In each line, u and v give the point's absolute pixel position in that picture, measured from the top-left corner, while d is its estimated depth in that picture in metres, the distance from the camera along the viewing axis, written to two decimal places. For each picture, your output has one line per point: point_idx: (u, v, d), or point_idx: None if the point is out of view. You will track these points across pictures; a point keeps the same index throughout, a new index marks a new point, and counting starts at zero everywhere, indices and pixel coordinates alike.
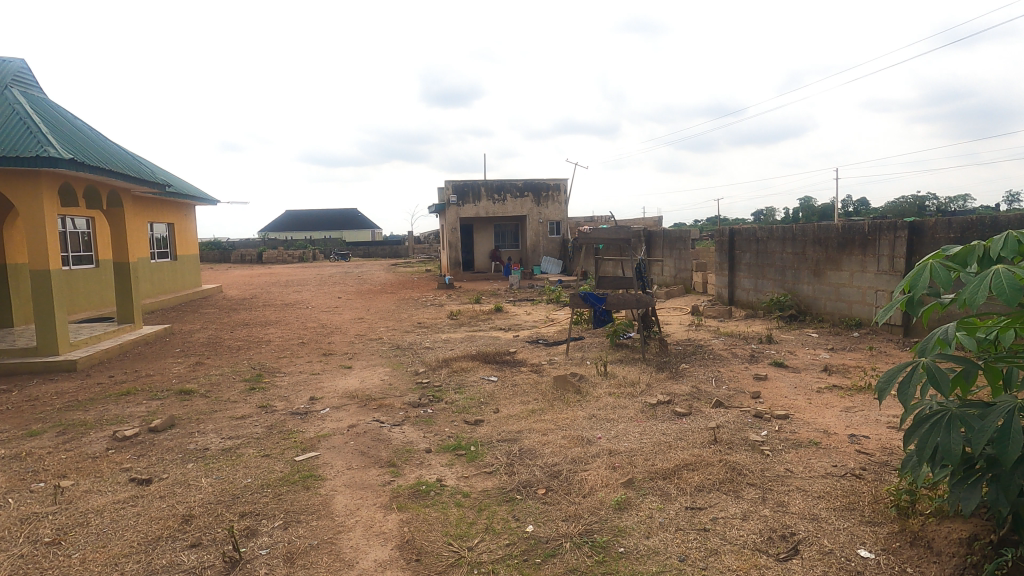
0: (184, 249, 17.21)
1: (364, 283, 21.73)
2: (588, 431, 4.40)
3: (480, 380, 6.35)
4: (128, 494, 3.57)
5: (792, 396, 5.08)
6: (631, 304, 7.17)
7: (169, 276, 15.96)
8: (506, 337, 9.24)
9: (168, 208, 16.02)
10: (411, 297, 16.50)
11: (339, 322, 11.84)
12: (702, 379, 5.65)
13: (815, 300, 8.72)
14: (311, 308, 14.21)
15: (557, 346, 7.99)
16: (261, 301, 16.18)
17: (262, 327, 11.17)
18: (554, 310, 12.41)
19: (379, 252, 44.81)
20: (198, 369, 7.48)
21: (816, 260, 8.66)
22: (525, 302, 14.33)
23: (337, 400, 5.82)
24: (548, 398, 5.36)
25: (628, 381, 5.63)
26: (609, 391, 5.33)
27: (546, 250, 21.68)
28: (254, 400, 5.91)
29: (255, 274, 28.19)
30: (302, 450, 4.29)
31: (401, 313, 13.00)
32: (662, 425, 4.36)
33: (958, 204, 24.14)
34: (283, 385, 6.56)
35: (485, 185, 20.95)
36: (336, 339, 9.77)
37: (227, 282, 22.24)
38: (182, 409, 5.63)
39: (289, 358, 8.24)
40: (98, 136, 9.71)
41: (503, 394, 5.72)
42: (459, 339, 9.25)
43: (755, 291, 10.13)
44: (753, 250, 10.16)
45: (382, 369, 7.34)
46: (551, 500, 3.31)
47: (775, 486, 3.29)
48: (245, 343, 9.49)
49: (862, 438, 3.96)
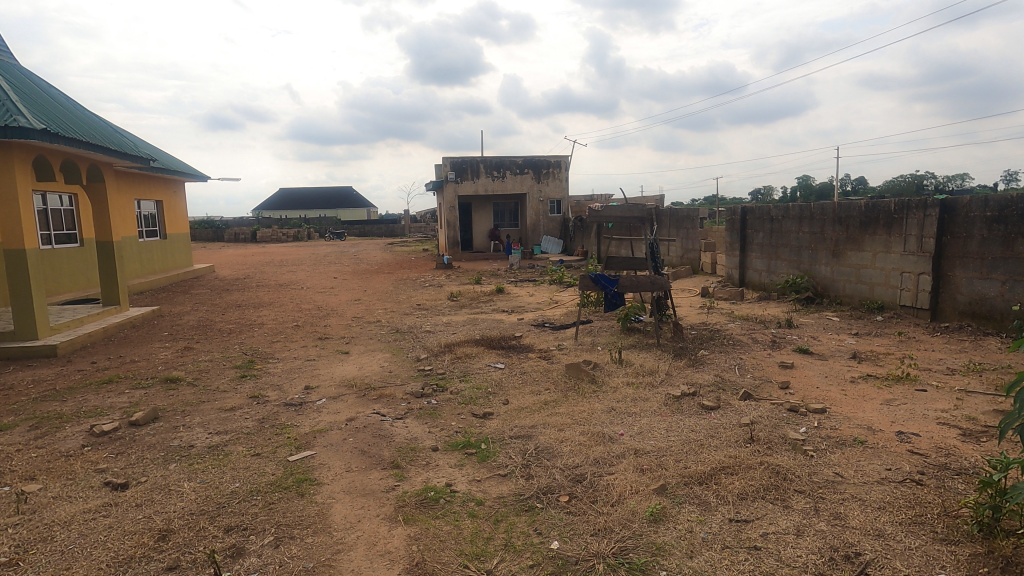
0: (174, 227, 16.67)
1: (360, 263, 21.25)
2: (608, 427, 4.04)
3: (487, 367, 5.97)
4: (100, 502, 3.19)
5: (824, 387, 4.72)
6: (646, 287, 6.75)
7: (158, 256, 15.46)
8: (510, 320, 8.84)
9: (155, 185, 15.44)
10: (409, 277, 16.07)
11: (336, 303, 11.44)
12: (724, 368, 5.29)
13: (833, 282, 8.35)
14: (306, 289, 13.76)
15: (565, 330, 7.61)
16: (254, 281, 15.72)
17: (255, 308, 10.76)
18: (558, 291, 12.03)
19: (375, 232, 44.13)
20: (186, 355, 7.07)
21: (836, 241, 8.27)
22: (527, 283, 13.92)
23: (334, 390, 5.44)
24: (561, 388, 5.00)
25: (645, 370, 5.27)
26: (627, 381, 4.97)
27: (546, 230, 21.20)
28: (246, 389, 5.53)
29: (249, 253, 27.70)
30: (297, 448, 3.91)
31: (400, 295, 12.57)
32: (690, 420, 4.00)
33: (962, 182, 23.82)
34: (277, 373, 6.16)
35: (484, 162, 20.35)
36: (333, 321, 9.37)
37: (220, 261, 21.73)
38: (168, 399, 5.25)
39: (283, 342, 7.84)
40: (75, 107, 9.13)
41: (511, 383, 5.34)
42: (461, 322, 8.86)
43: (767, 272, 9.76)
44: (766, 230, 9.75)
45: (382, 355, 6.96)
46: (576, 510, 2.95)
47: (827, 495, 2.94)
48: (238, 326, 9.07)
49: (912, 436, 3.61)
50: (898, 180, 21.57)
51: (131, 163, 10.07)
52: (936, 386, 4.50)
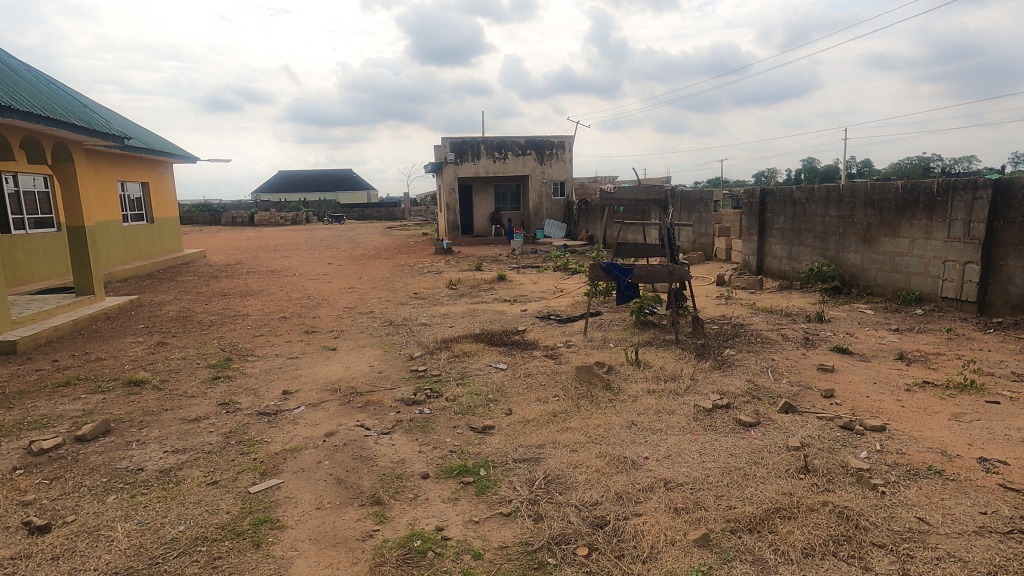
0: (162, 211, 16.01)
1: (357, 248, 20.57)
2: (630, 449, 3.44)
3: (487, 368, 5.36)
4: (10, 552, 2.59)
5: (875, 396, 4.10)
6: (664, 278, 6.08)
7: (143, 240, 14.79)
8: (513, 311, 8.21)
9: (139, 166, 14.72)
10: (407, 263, 15.43)
11: (328, 292, 10.80)
12: (756, 372, 4.66)
13: (863, 270, 7.69)
14: (298, 276, 13.12)
15: (573, 324, 6.97)
16: (246, 267, 15.09)
17: (242, 297, 10.13)
18: (563, 279, 11.37)
19: (374, 215, 43.34)
20: (159, 352, 6.46)
21: (868, 226, 7.59)
22: (530, 269, 13.26)
23: (315, 395, 4.83)
24: (571, 396, 4.38)
25: (666, 374, 4.64)
26: (648, 388, 4.35)
27: (549, 213, 20.46)
28: (216, 394, 4.92)
29: (244, 237, 26.99)
30: (262, 474, 3.30)
31: (396, 282, 11.94)
32: (728, 441, 3.38)
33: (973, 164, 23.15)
34: (254, 374, 5.55)
35: (485, 142, 19.55)
36: (323, 313, 8.75)
37: (212, 246, 21.02)
38: (126, 406, 4.64)
39: (267, 336, 7.23)
40: (39, 81, 8.42)
41: (515, 389, 4.72)
42: (460, 314, 8.22)
43: (788, 260, 9.10)
44: (788, 213, 9.08)
45: (372, 352, 6.34)
46: (598, 570, 2.34)
47: (915, 551, 2.33)
48: (221, 317, 8.46)
49: (999, 465, 2.99)
50: (907, 162, 20.96)
51: (104, 142, 9.37)
52: (1009, 397, 3.87)
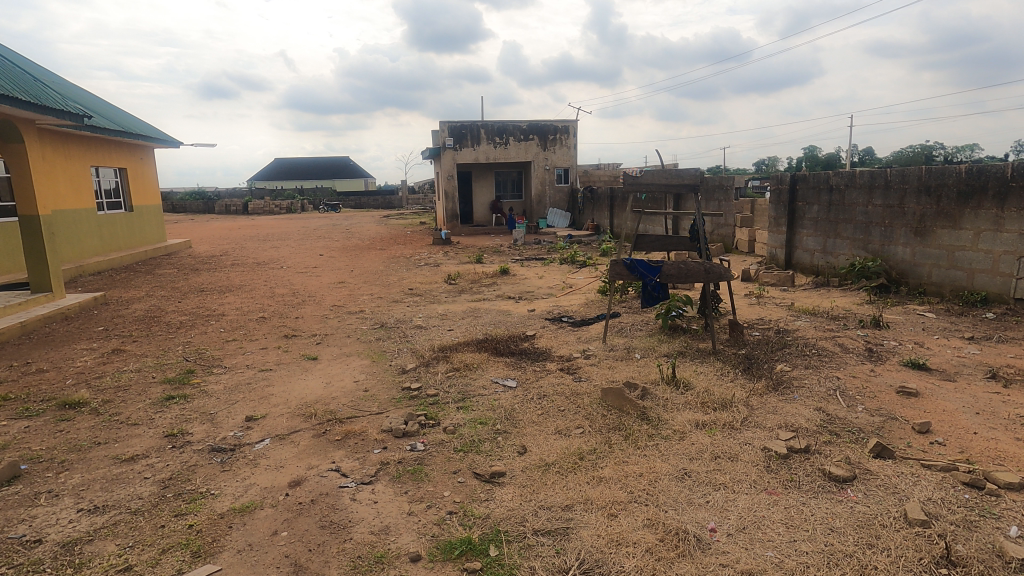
0: (142, 199, 15.06)
1: (351, 238, 19.60)
2: (689, 515, 2.58)
3: (493, 387, 4.50)
4: None
5: (985, 433, 3.26)
6: (699, 278, 5.19)
7: (120, 230, 13.84)
8: (519, 311, 7.33)
9: (115, 151, 13.75)
10: (402, 254, 14.53)
11: (316, 287, 9.90)
12: (823, 398, 3.81)
13: (914, 266, 6.84)
14: (285, 269, 12.21)
15: (590, 328, 6.10)
16: (231, 259, 14.19)
17: (220, 294, 9.23)
18: (570, 273, 10.49)
19: (371, 203, 42.24)
20: (112, 361, 5.59)
21: (921, 215, 6.74)
22: (535, 262, 12.36)
23: (285, 424, 3.96)
24: (600, 430, 3.53)
25: (714, 399, 3.78)
26: (695, 419, 3.49)
27: (553, 202, 19.54)
28: (165, 421, 4.04)
29: (233, 226, 26.00)
30: (194, 557, 2.45)
31: (391, 276, 11.06)
32: (821, 508, 2.52)
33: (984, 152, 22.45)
34: (216, 391, 4.68)
35: (485, 126, 18.55)
36: (308, 312, 7.86)
37: (198, 236, 20.02)
38: (51, 439, 3.77)
39: (240, 342, 6.35)
40: None
41: (528, 416, 3.86)
42: (461, 315, 7.35)
43: (823, 253, 8.24)
44: (824, 202, 8.19)
45: (359, 362, 5.47)
46: None
47: None
48: (192, 317, 7.58)
49: None
50: (918, 150, 20.22)
51: (62, 122, 8.42)
52: None
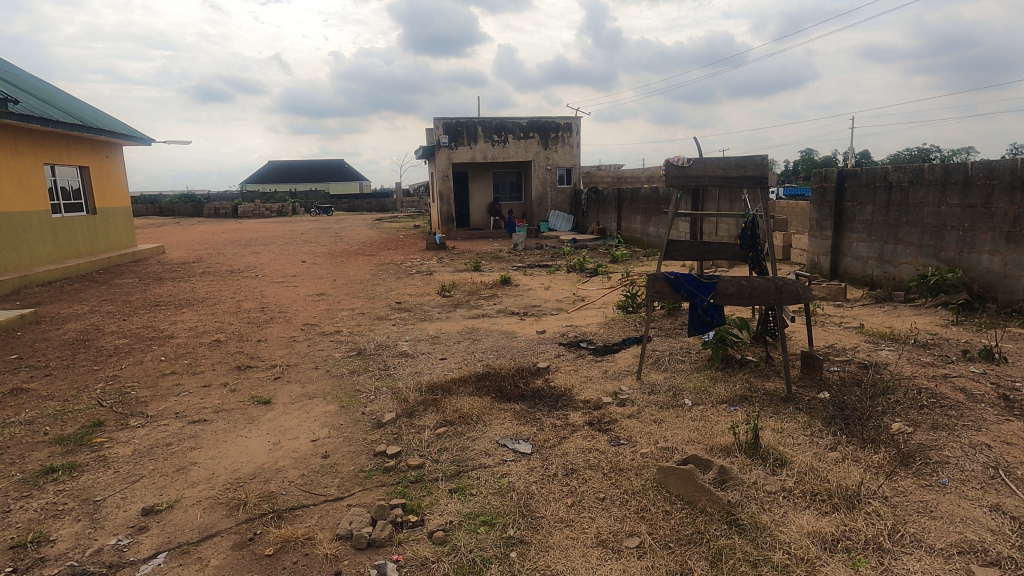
0: (107, 201, 13.78)
1: (339, 242, 18.31)
2: None
3: (500, 455, 3.27)
4: None
5: None
6: (768, 300, 3.96)
7: (79, 235, 12.51)
8: (526, 333, 6.07)
9: (74, 148, 12.47)
10: (392, 261, 13.29)
11: (290, 300, 8.63)
12: (988, 483, 2.61)
13: (1004, 279, 5.69)
14: (260, 278, 10.94)
15: (617, 359, 4.86)
16: (203, 266, 12.91)
17: (176, 309, 7.95)
18: (581, 283, 9.24)
19: (364, 206, 40.88)
20: (3, 406, 4.31)
21: (1015, 217, 5.57)
22: (538, 269, 11.11)
23: (196, 523, 2.71)
24: (670, 548, 2.31)
25: (830, 491, 2.55)
26: (815, 531, 2.28)
27: (555, 203, 18.33)
28: (23, 518, 2.77)
29: (218, 230, 24.71)
30: None
31: (377, 286, 9.77)
32: None
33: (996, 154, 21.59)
34: (119, 458, 3.40)
35: (482, 122, 17.33)
36: (272, 333, 6.58)
37: (175, 241, 18.67)
38: None
39: (179, 376, 5.07)
40: None
41: (555, 514, 2.63)
42: (455, 337, 6.09)
43: (880, 261, 7.09)
44: (881, 201, 7.03)
45: (323, 408, 4.19)
46: None
47: None
48: (133, 341, 6.29)
49: None
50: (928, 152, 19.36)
51: None
52: None
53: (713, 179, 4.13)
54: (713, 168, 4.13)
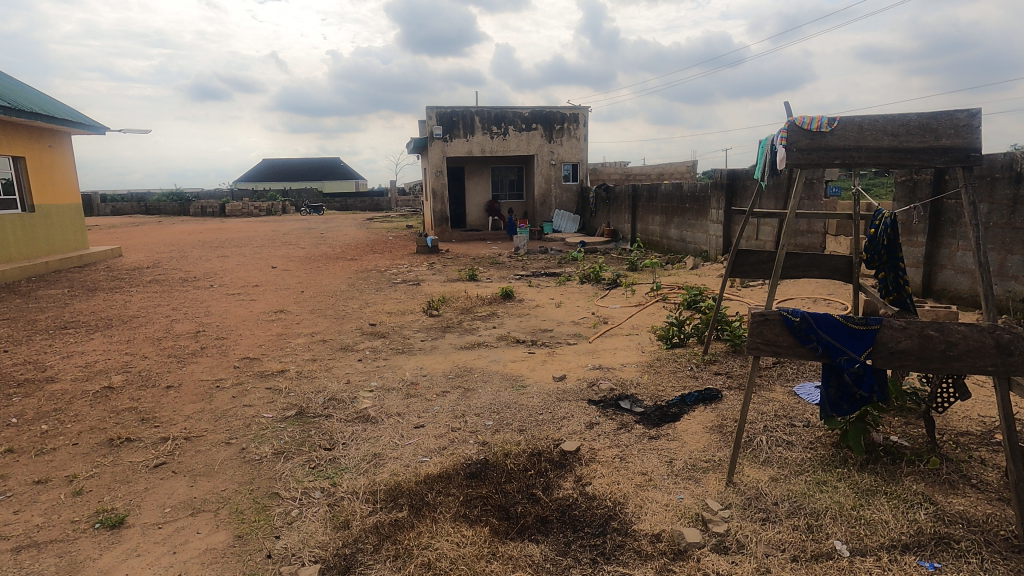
0: (51, 196, 12.05)
1: (322, 244, 16.53)
2: None
3: None
4: None
5: None
6: (978, 366, 2.25)
7: (11, 236, 10.76)
8: (538, 380, 4.33)
9: (6, 135, 10.72)
10: (376, 267, 11.55)
11: (238, 321, 6.88)
12: None
13: None
14: (217, 289, 9.19)
15: (685, 441, 3.15)
16: (156, 273, 11.13)
17: (88, 334, 6.20)
18: (600, 299, 7.51)
19: (357, 205, 39.13)
20: None
21: None
22: (546, 279, 9.37)
23: None
24: None
25: None
26: None
27: (559, 202, 16.62)
28: None
29: (197, 228, 22.97)
30: None
31: (351, 301, 8.02)
32: None
33: None
34: None
35: (479, 112, 15.60)
36: (193, 375, 4.83)
37: (142, 241, 16.89)
38: None
39: (14, 457, 3.33)
40: None
41: None
42: (440, 386, 4.34)
43: (1000, 277, 5.41)
44: (1003, 198, 5.32)
45: (202, 542, 2.46)
46: None
47: None
48: None
49: None
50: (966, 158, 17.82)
51: None
52: None
53: (874, 153, 2.39)
54: (874, 135, 2.40)
